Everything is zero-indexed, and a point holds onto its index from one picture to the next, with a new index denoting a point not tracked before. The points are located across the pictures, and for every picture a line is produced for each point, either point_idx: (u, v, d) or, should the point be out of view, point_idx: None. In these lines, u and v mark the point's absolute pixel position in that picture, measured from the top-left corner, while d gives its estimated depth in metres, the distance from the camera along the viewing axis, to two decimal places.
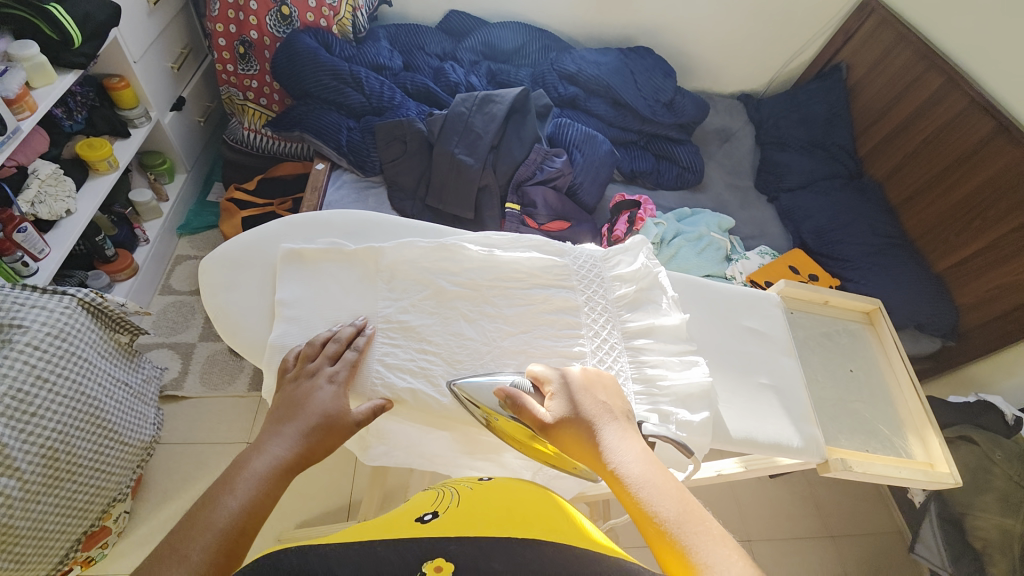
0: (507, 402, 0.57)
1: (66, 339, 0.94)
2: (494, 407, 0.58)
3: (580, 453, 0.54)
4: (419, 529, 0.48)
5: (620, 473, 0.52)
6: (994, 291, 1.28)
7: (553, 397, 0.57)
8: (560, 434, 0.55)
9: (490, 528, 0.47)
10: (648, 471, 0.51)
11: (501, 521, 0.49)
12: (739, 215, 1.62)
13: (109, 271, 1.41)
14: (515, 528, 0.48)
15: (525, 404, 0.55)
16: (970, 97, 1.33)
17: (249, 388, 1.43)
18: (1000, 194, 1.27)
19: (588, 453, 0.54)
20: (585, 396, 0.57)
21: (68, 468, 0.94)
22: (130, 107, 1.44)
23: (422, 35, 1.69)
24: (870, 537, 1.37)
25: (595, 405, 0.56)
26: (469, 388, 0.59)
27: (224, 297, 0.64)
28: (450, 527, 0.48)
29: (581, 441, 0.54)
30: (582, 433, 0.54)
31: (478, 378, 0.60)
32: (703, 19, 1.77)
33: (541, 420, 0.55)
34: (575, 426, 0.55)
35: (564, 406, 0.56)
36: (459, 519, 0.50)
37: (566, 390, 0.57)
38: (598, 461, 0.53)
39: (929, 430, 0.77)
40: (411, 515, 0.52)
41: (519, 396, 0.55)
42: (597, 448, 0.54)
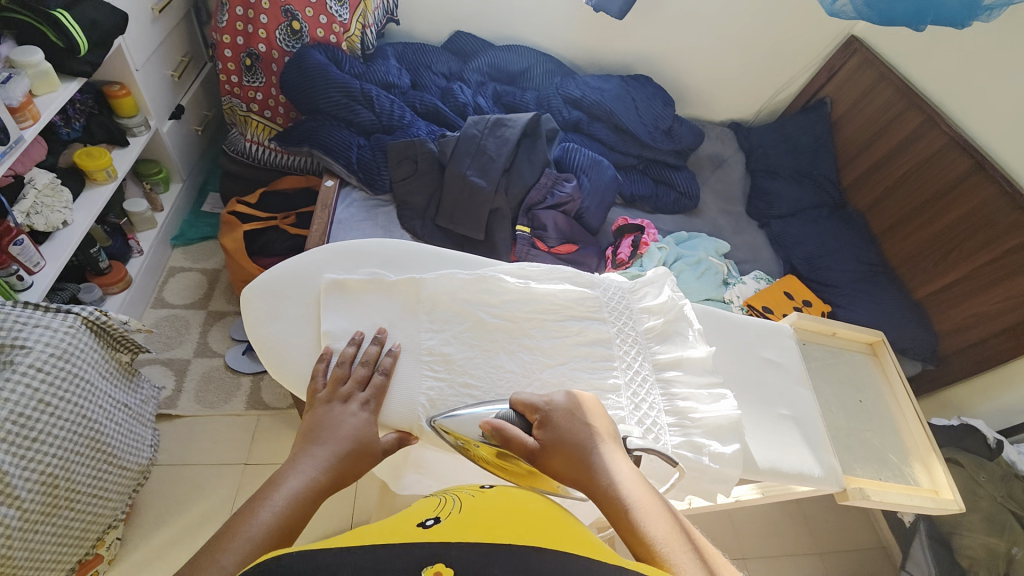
0: (492, 433, 0.58)
1: (69, 360, 0.92)
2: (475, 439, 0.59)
3: (568, 479, 0.55)
4: (420, 533, 0.43)
5: (606, 496, 0.52)
6: (971, 319, 1.35)
7: (539, 426, 0.58)
8: (547, 461, 0.56)
9: (491, 533, 0.43)
10: (637, 491, 0.51)
11: (502, 526, 0.45)
12: (733, 240, 1.64)
13: (102, 284, 1.36)
14: (516, 536, 0.43)
15: (509, 435, 0.57)
16: (948, 136, 1.40)
17: (247, 406, 1.39)
18: (976, 228, 1.33)
19: (576, 478, 0.55)
20: (571, 421, 0.58)
21: (67, 495, 0.92)
22: (129, 115, 1.39)
23: (429, 54, 1.70)
24: (856, 553, 1.41)
25: (581, 430, 0.57)
26: (454, 424, 0.59)
27: (265, 329, 0.67)
28: (450, 532, 0.43)
29: (569, 468, 0.55)
30: (568, 459, 0.55)
31: (459, 412, 0.60)
32: (701, 50, 1.83)
33: (527, 450, 0.56)
34: (561, 453, 0.56)
35: (549, 433, 0.57)
36: (462, 524, 0.45)
37: (550, 418, 0.58)
38: (585, 485, 0.54)
39: (933, 458, 0.89)
40: (412, 520, 0.47)
41: (501, 429, 0.57)
42: (584, 472, 0.54)
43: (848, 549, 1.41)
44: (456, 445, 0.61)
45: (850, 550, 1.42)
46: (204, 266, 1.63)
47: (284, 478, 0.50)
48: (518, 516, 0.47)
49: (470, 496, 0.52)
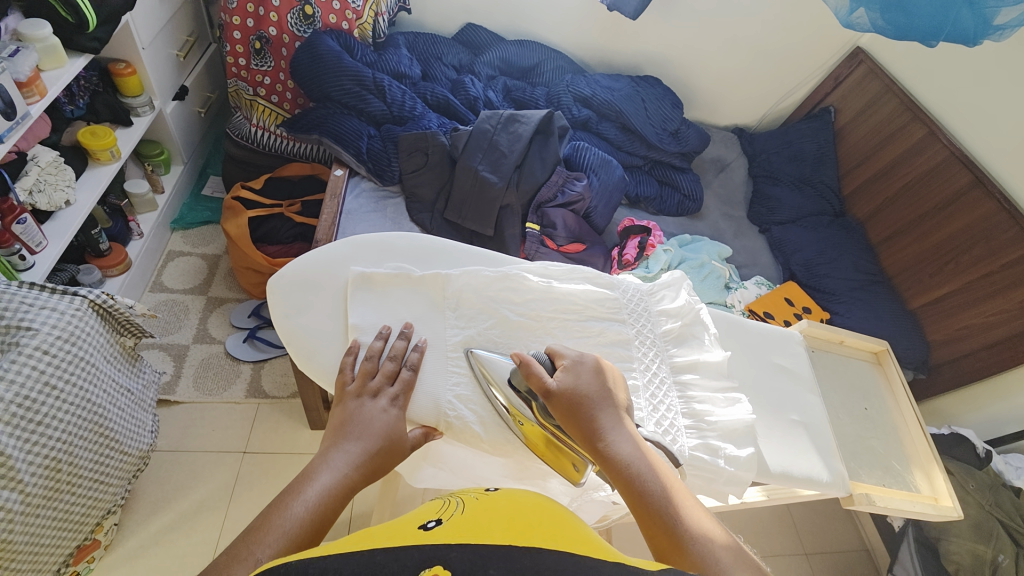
0: (521, 368, 0.63)
1: (76, 343, 0.90)
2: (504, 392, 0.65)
3: (575, 425, 0.59)
4: (420, 535, 0.41)
5: (615, 449, 0.57)
6: (965, 330, 1.38)
7: (564, 370, 0.62)
8: (562, 404, 0.60)
9: (490, 534, 0.41)
10: (642, 450, 0.57)
11: (501, 526, 0.43)
12: (733, 244, 1.65)
13: (101, 266, 1.33)
14: (515, 536, 0.41)
15: (536, 372, 0.61)
16: (949, 150, 1.42)
17: (247, 394, 1.37)
18: (973, 241, 1.36)
19: (587, 428, 0.58)
20: (593, 375, 0.62)
21: (69, 480, 0.91)
22: (134, 94, 1.36)
23: (439, 45, 1.68)
24: (840, 553, 1.45)
25: (600, 386, 0.61)
26: (484, 358, 0.67)
27: (295, 320, 0.71)
28: (449, 533, 0.41)
29: (582, 415, 0.59)
30: (584, 408, 0.59)
31: (491, 352, 0.68)
32: (711, 54, 1.83)
33: (548, 390, 0.60)
34: (576, 401, 0.60)
35: (572, 380, 0.61)
36: (463, 525, 0.43)
37: (576, 368, 0.62)
38: (595, 434, 0.58)
39: (934, 467, 0.93)
40: (412, 523, 0.45)
41: (532, 364, 0.61)
42: (596, 423, 0.58)
43: (832, 550, 1.45)
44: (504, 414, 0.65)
45: (837, 551, 1.45)
46: (204, 251, 1.60)
47: (317, 472, 0.52)
48: (517, 517, 0.45)
49: (473, 499, 0.50)
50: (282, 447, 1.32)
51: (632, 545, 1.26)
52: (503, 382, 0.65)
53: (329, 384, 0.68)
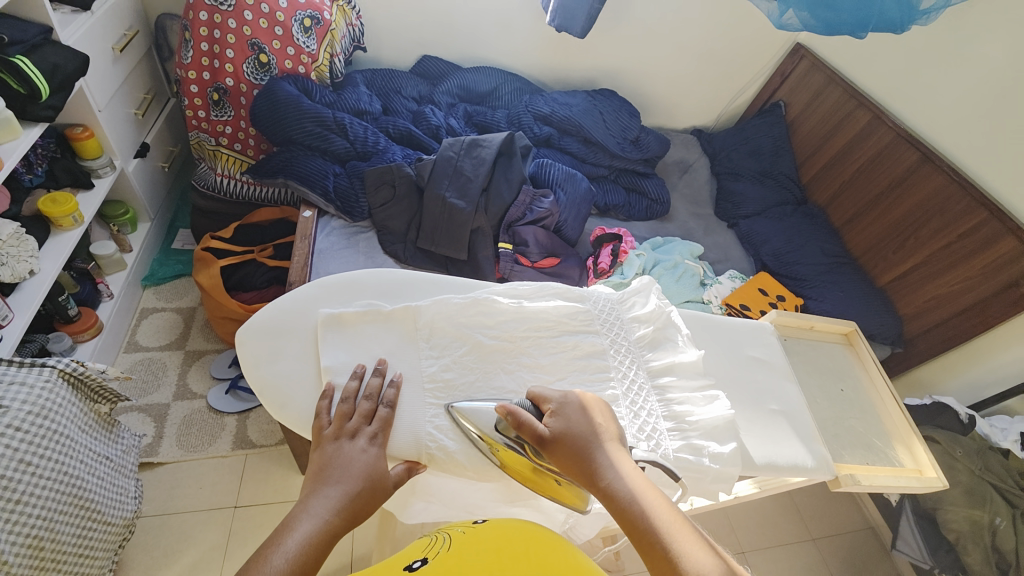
0: (507, 418, 0.62)
1: (48, 417, 0.88)
2: (490, 426, 0.63)
3: (574, 467, 0.59)
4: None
5: (614, 488, 0.57)
6: (933, 302, 1.41)
7: (552, 415, 0.63)
8: (557, 448, 0.60)
9: None
10: (640, 486, 0.58)
11: (485, 559, 0.43)
12: (704, 241, 1.69)
13: (71, 332, 1.30)
14: (501, 569, 0.42)
15: (525, 421, 0.61)
16: (895, 131, 1.49)
17: (233, 447, 1.34)
18: (929, 215, 1.41)
19: (583, 469, 0.59)
20: (582, 414, 0.63)
21: (53, 557, 0.87)
22: (93, 157, 1.36)
23: (397, 79, 1.72)
24: (846, 535, 1.45)
25: (593, 423, 0.62)
26: (466, 410, 0.65)
27: (266, 368, 0.70)
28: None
29: (578, 457, 0.60)
30: (579, 450, 0.60)
31: (473, 402, 0.66)
32: (661, 62, 1.90)
33: (540, 435, 0.60)
34: (571, 442, 0.60)
35: (562, 423, 0.62)
36: (447, 564, 0.43)
37: (563, 409, 0.63)
38: (593, 473, 0.59)
39: (914, 439, 0.96)
40: (398, 565, 0.46)
41: (519, 412, 0.61)
42: (593, 464, 0.59)
43: (838, 533, 1.46)
44: (480, 444, 0.64)
45: (842, 533, 1.46)
46: (178, 305, 1.58)
47: (297, 521, 0.52)
48: (503, 549, 0.45)
49: (459, 534, 0.51)
50: (275, 497, 1.29)
51: (638, 554, 1.25)
52: (484, 425, 0.64)
53: (306, 430, 0.67)
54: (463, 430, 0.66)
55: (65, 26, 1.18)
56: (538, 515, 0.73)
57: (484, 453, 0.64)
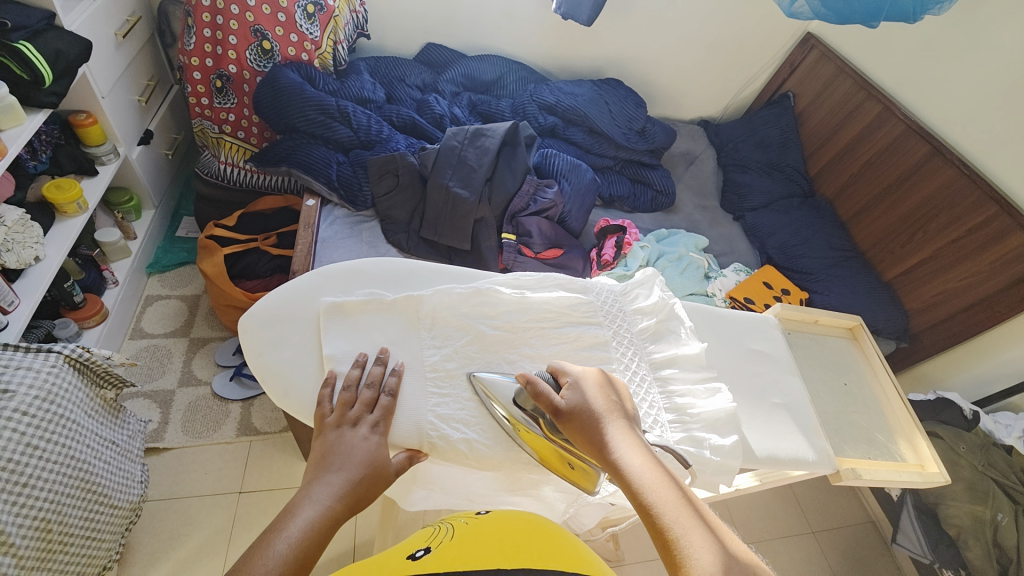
0: (526, 387, 0.63)
1: (54, 402, 0.89)
2: (511, 402, 0.65)
3: (585, 440, 0.59)
4: (408, 566, 0.42)
5: (621, 463, 0.57)
6: (940, 296, 1.39)
7: (569, 388, 0.63)
8: (571, 419, 0.61)
9: (479, 559, 0.41)
10: (648, 465, 0.57)
11: (488, 549, 0.44)
12: (709, 233, 1.68)
13: (77, 318, 1.31)
14: (503, 559, 0.42)
15: (542, 390, 0.62)
16: (905, 123, 1.47)
17: (238, 433, 1.35)
18: (938, 208, 1.39)
19: (593, 443, 0.59)
20: (597, 390, 0.64)
21: (61, 539, 0.89)
22: (97, 144, 1.36)
23: (402, 67, 1.70)
24: (847, 529, 1.46)
25: (607, 400, 0.63)
26: (488, 382, 0.67)
27: (268, 357, 0.71)
28: (436, 562, 0.42)
29: (590, 431, 0.60)
30: (592, 426, 0.60)
31: (494, 374, 0.69)
32: (669, 52, 1.87)
33: (557, 407, 0.61)
34: (585, 415, 0.61)
35: (577, 398, 0.62)
36: (450, 552, 0.44)
37: (579, 384, 0.64)
38: (603, 447, 0.59)
39: (917, 434, 0.96)
40: (400, 555, 0.46)
41: (538, 382, 0.62)
42: (603, 438, 0.59)
43: (838, 526, 1.46)
44: (506, 425, 0.65)
45: (842, 526, 1.47)
46: (183, 293, 1.59)
47: (299, 508, 0.52)
48: (505, 539, 0.46)
49: (462, 524, 0.51)
50: (278, 483, 1.30)
51: (639, 544, 1.27)
52: (508, 403, 0.65)
53: (308, 418, 0.67)
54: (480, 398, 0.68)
55: (68, 11, 1.17)
56: (540, 505, 0.74)
57: (505, 429, 0.65)
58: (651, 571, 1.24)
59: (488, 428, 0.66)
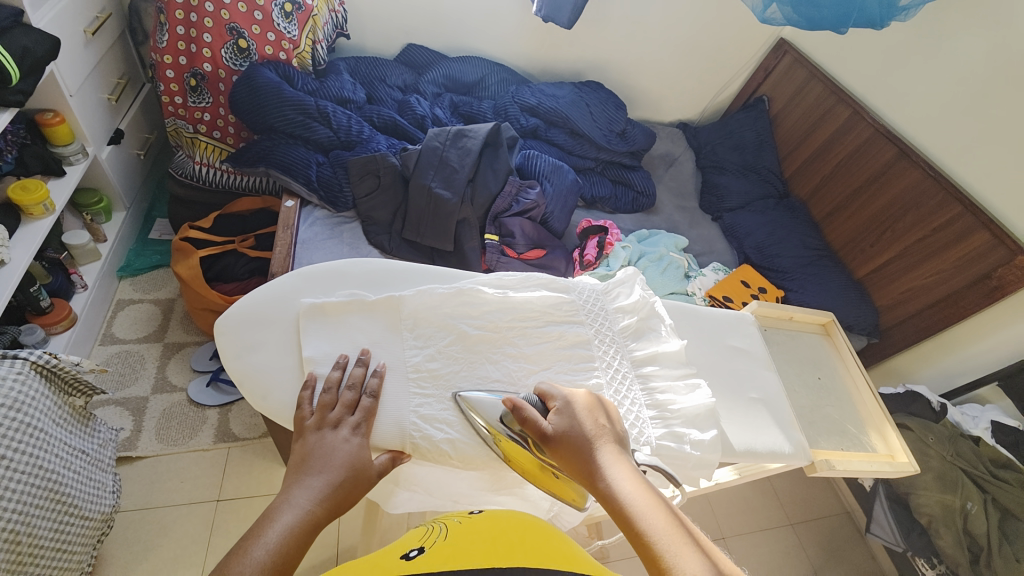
0: (513, 412, 0.62)
1: (21, 410, 0.85)
2: (495, 419, 0.64)
3: (574, 467, 0.59)
4: (401, 565, 0.42)
5: (613, 489, 0.56)
6: (907, 294, 1.45)
7: (556, 413, 0.62)
8: (561, 446, 0.60)
9: (473, 559, 0.41)
10: (639, 490, 0.56)
11: (482, 548, 0.43)
12: (689, 234, 1.71)
13: (43, 324, 1.25)
14: (497, 558, 0.42)
15: (529, 416, 0.61)
16: (873, 127, 1.52)
17: (215, 440, 1.32)
18: (905, 210, 1.44)
19: (582, 469, 0.59)
20: (587, 415, 0.63)
21: (29, 553, 0.85)
22: (65, 143, 1.31)
23: (383, 68, 1.69)
24: (823, 520, 1.50)
25: (597, 423, 0.63)
26: (472, 399, 0.66)
27: (246, 359, 0.70)
28: (429, 562, 0.41)
29: (581, 457, 0.59)
30: (581, 450, 0.60)
31: (480, 392, 0.67)
32: (648, 55, 1.90)
33: (544, 433, 0.60)
34: (574, 440, 0.60)
35: (565, 422, 0.61)
36: (445, 551, 0.44)
37: (568, 408, 0.63)
38: (594, 475, 0.58)
39: (887, 426, 0.99)
40: (394, 554, 0.46)
41: (525, 408, 0.61)
42: (594, 464, 0.59)
43: (815, 517, 1.50)
44: (487, 439, 0.65)
45: (819, 518, 1.51)
46: (156, 297, 1.54)
47: (278, 512, 0.51)
48: (498, 538, 0.46)
49: (456, 524, 0.51)
50: (258, 490, 1.27)
51: (623, 541, 1.28)
52: (493, 419, 0.64)
53: (288, 421, 0.67)
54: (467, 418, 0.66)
55: (37, 9, 1.13)
56: (524, 503, 0.74)
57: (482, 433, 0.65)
58: (634, 567, 1.25)
59: (472, 429, 0.66)
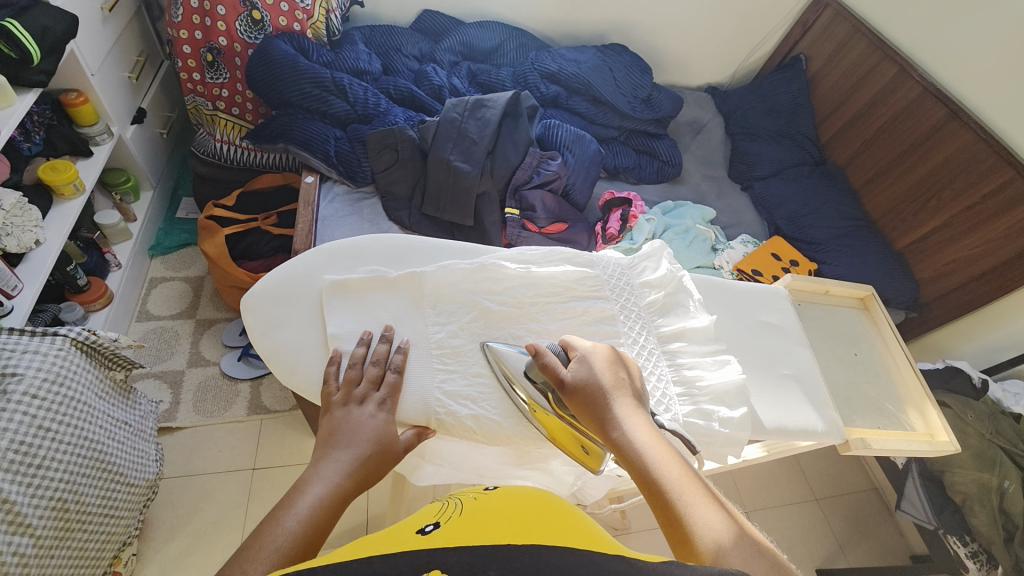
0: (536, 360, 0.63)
1: (64, 384, 0.90)
2: (519, 371, 0.65)
3: (589, 416, 0.58)
4: (417, 541, 0.42)
5: (628, 438, 0.56)
6: (951, 265, 1.36)
7: (576, 362, 0.62)
8: (577, 397, 0.59)
9: (489, 536, 0.41)
10: (655, 440, 0.55)
11: (501, 525, 0.43)
12: (717, 204, 1.65)
13: (82, 302, 1.30)
14: (515, 536, 0.41)
15: (550, 362, 0.61)
16: (921, 86, 1.41)
17: (248, 412, 1.37)
18: (952, 175, 1.35)
19: (597, 418, 0.58)
20: (604, 367, 0.62)
21: (78, 517, 0.91)
22: (90, 123, 1.33)
23: (398, 36, 1.64)
24: (851, 495, 1.48)
25: (613, 376, 0.61)
26: (498, 370, 0.66)
27: (272, 336, 0.70)
28: (445, 539, 0.42)
29: (596, 406, 0.58)
30: (597, 400, 0.59)
31: (506, 345, 0.68)
32: (675, 14, 1.79)
33: (563, 381, 0.60)
34: (592, 392, 0.59)
35: (585, 375, 0.60)
36: (461, 527, 0.44)
37: (586, 361, 0.62)
38: (609, 424, 0.57)
39: (927, 404, 0.95)
40: (410, 529, 0.46)
41: (546, 354, 0.62)
42: (610, 414, 0.58)
43: (842, 493, 1.48)
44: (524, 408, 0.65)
45: (846, 493, 1.49)
46: (186, 274, 1.58)
47: (308, 485, 0.52)
48: (516, 515, 0.46)
49: (471, 500, 0.51)
50: (290, 459, 1.33)
51: (645, 513, 1.29)
52: (518, 372, 0.65)
53: (314, 396, 0.68)
54: (498, 375, 0.67)
55: None
56: (548, 478, 0.74)
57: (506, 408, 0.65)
58: (656, 539, 1.26)
59: (497, 405, 0.66)
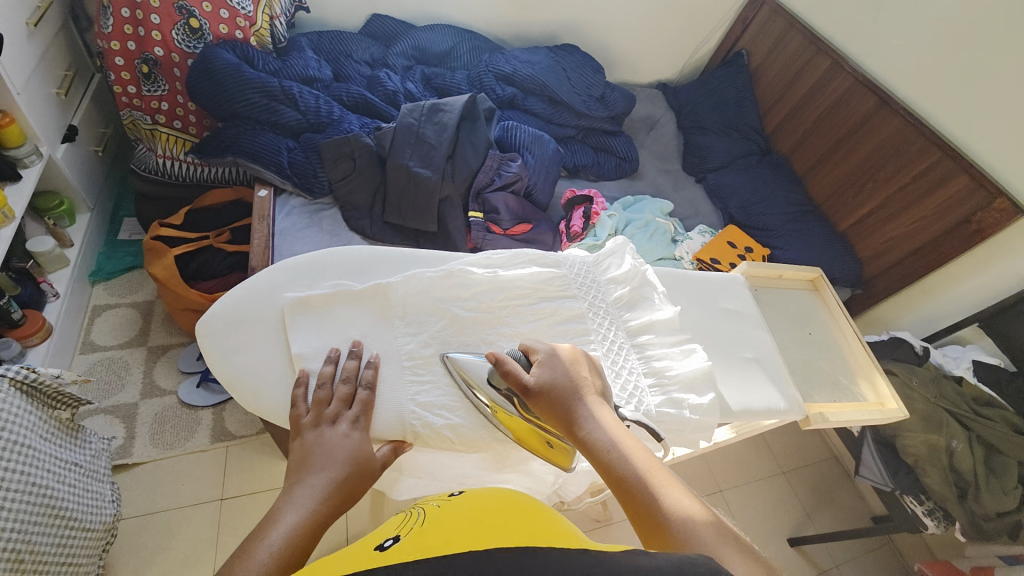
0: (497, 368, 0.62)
1: (4, 429, 0.83)
2: (483, 379, 0.65)
3: (556, 417, 0.59)
4: (376, 557, 0.41)
5: (596, 435, 0.57)
6: (888, 244, 1.47)
7: (539, 366, 0.62)
8: (541, 399, 0.60)
9: (452, 545, 0.41)
10: (621, 434, 0.57)
11: (461, 532, 0.43)
12: (674, 197, 1.70)
13: (18, 337, 1.21)
14: (475, 542, 0.41)
15: (512, 370, 0.61)
16: (853, 77, 1.51)
17: (212, 440, 1.31)
18: (885, 158, 1.45)
19: (564, 419, 0.59)
20: (566, 369, 0.63)
21: (33, 569, 0.84)
22: (17, 145, 1.23)
23: (347, 42, 1.60)
24: (813, 466, 1.56)
25: (577, 376, 0.62)
26: (469, 377, 0.66)
27: (233, 360, 0.67)
28: (406, 551, 0.41)
29: (561, 408, 0.59)
30: (563, 401, 0.59)
31: (468, 354, 0.68)
32: (624, 14, 1.83)
33: (526, 385, 0.60)
34: (557, 393, 0.60)
35: (547, 376, 0.61)
36: (422, 538, 0.43)
37: (549, 363, 0.63)
38: (576, 423, 0.58)
39: (876, 374, 1.02)
40: (370, 546, 0.45)
41: (507, 361, 0.61)
42: (576, 413, 0.59)
43: (806, 464, 1.56)
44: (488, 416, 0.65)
45: (809, 464, 1.57)
46: (133, 300, 1.49)
47: (281, 513, 0.50)
48: (480, 520, 0.45)
49: (433, 509, 0.51)
50: (261, 485, 1.27)
51: None
52: (483, 383, 0.64)
53: (283, 419, 0.65)
54: (458, 382, 0.67)
55: None
56: (529, 479, 0.74)
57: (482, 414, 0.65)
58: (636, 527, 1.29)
59: (474, 412, 0.65)
